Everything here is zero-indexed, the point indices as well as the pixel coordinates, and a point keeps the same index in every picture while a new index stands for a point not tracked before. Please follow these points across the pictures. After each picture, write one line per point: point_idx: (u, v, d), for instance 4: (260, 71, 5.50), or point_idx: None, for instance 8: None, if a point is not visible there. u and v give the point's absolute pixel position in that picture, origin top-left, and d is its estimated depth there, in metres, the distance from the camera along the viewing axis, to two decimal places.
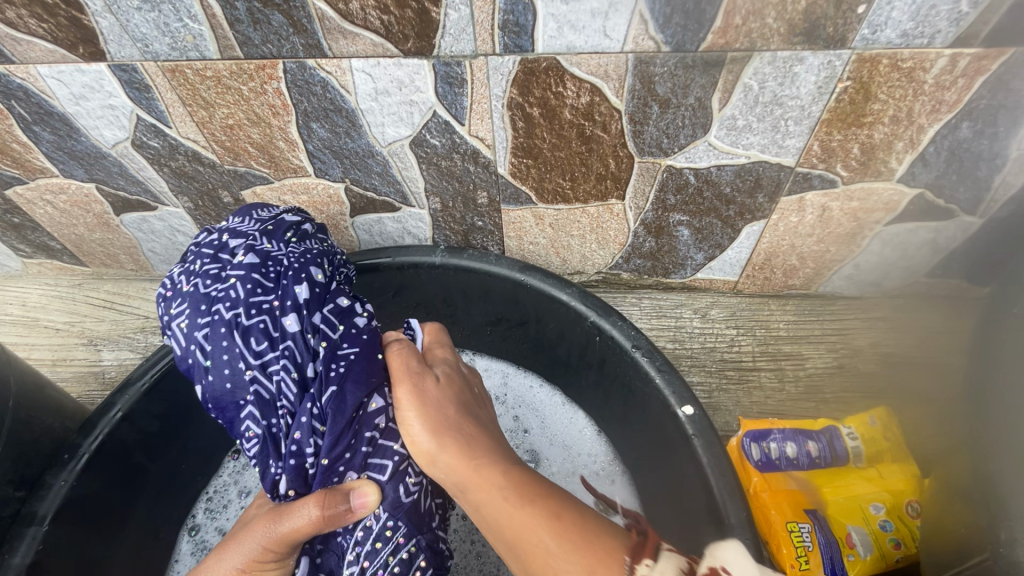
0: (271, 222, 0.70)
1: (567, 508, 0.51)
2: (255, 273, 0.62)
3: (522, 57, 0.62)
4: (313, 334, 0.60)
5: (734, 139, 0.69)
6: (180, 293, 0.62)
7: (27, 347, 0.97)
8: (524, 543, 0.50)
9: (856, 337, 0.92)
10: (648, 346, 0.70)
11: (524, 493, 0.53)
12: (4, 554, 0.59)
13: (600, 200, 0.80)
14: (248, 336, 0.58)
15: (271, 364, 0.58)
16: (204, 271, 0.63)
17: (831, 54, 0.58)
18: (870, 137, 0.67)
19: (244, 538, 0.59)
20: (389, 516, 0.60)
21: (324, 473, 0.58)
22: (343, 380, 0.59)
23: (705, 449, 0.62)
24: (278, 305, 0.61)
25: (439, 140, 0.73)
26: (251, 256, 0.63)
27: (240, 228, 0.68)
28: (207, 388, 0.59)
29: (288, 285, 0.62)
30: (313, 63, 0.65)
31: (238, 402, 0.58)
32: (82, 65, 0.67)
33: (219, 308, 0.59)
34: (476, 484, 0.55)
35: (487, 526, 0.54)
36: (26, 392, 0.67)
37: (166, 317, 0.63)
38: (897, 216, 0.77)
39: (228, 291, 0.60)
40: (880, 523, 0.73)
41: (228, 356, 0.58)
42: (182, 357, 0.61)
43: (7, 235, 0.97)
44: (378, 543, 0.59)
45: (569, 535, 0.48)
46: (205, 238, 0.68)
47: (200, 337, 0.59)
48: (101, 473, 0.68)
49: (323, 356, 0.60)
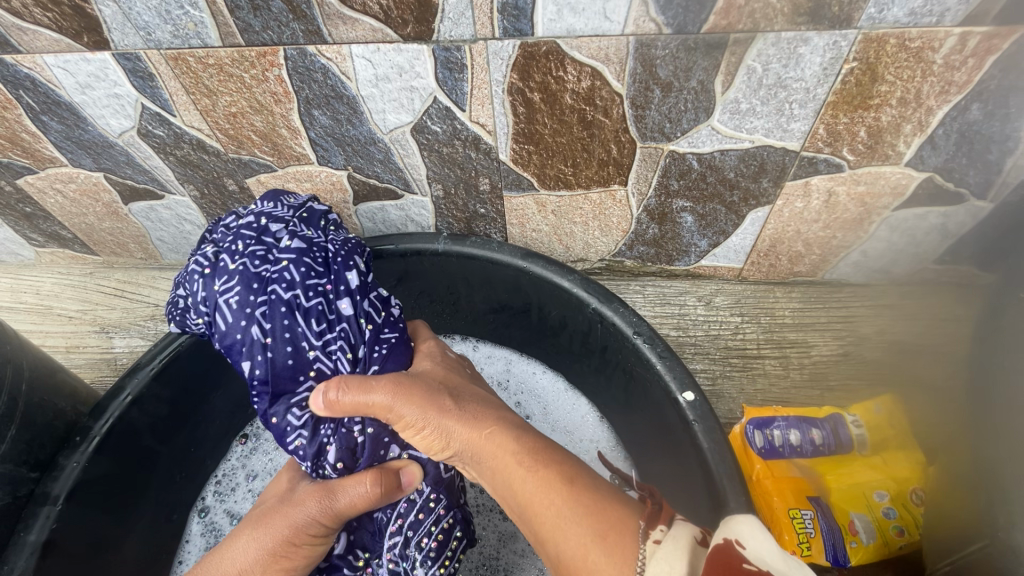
0: (304, 210, 0.72)
1: (580, 474, 0.53)
2: (307, 258, 0.65)
3: (522, 41, 0.61)
4: (363, 317, 0.67)
5: (738, 123, 0.68)
6: (226, 271, 0.63)
7: (41, 334, 0.99)
8: (534, 503, 0.52)
9: (863, 324, 0.91)
10: (649, 333, 0.70)
11: (537, 457, 0.55)
12: (21, 531, 0.62)
13: (603, 186, 0.79)
14: (310, 317, 0.63)
15: (330, 343, 0.63)
16: (252, 252, 0.64)
17: (836, 35, 0.57)
18: (877, 120, 0.66)
19: (288, 513, 0.62)
20: (432, 489, 0.67)
21: (372, 445, 0.66)
22: (385, 360, 0.67)
23: (706, 435, 0.62)
24: (332, 289, 0.65)
25: (440, 126, 0.73)
26: (298, 241, 0.66)
27: (274, 213, 0.69)
28: (263, 364, 0.61)
29: (339, 271, 0.66)
30: (314, 49, 0.65)
31: (295, 378, 0.62)
32: (87, 55, 0.68)
33: (275, 289, 0.62)
34: (490, 453, 0.57)
35: (501, 492, 0.57)
36: (39, 376, 0.69)
37: (206, 291, 0.63)
38: (906, 201, 0.76)
39: (283, 273, 0.63)
40: (883, 510, 0.73)
41: (291, 335, 0.61)
42: (228, 332, 0.61)
43: (20, 224, 0.99)
44: (422, 514, 0.65)
45: (579, 498, 0.50)
46: (235, 222, 0.68)
47: (257, 315, 0.61)
48: (114, 455, 0.70)
49: (372, 339, 0.66)
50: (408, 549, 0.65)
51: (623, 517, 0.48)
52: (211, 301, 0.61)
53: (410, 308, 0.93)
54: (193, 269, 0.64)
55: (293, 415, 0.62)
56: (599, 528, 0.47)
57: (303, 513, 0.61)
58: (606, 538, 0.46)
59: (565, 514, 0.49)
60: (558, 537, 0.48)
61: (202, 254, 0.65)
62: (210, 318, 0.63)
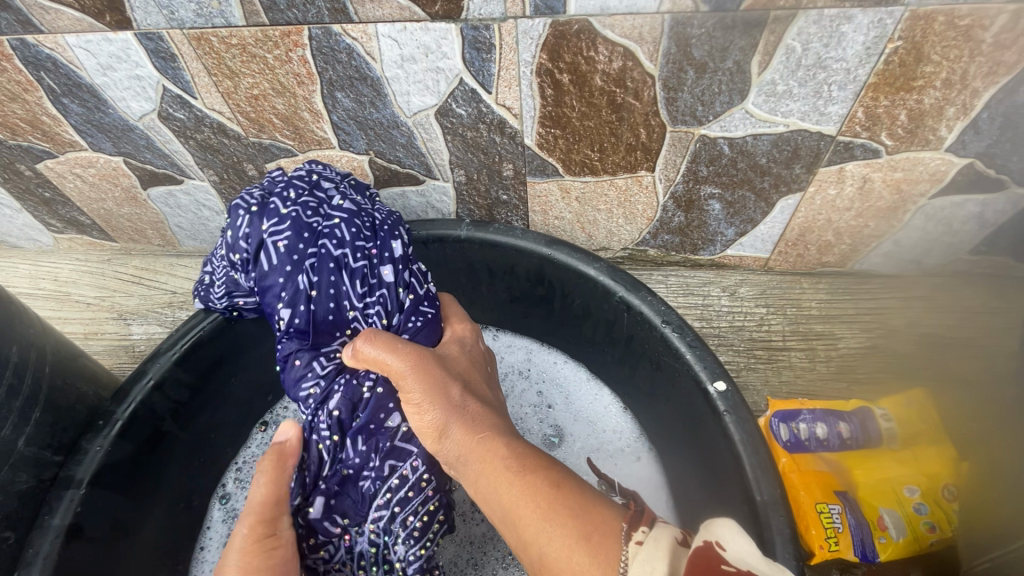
0: (352, 179, 0.75)
1: (566, 478, 0.52)
2: (357, 220, 0.68)
3: (553, 20, 0.60)
4: (403, 287, 0.69)
5: (773, 106, 0.66)
6: (277, 214, 0.65)
7: (60, 320, 0.99)
8: (518, 507, 0.51)
9: (892, 317, 0.89)
10: (679, 322, 0.69)
11: (525, 464, 0.54)
12: (45, 514, 0.61)
13: (629, 172, 0.78)
14: (355, 278, 0.65)
15: (369, 307, 0.67)
16: (305, 203, 0.66)
17: (881, 12, 0.55)
18: (920, 103, 0.63)
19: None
20: (426, 468, 0.66)
21: (374, 406, 0.66)
22: (417, 332, 0.69)
23: (737, 426, 0.61)
24: (377, 255, 0.67)
25: (465, 109, 0.71)
26: (349, 203, 0.69)
27: (325, 173, 0.73)
28: (304, 315, 0.64)
29: (385, 239, 0.69)
30: (339, 28, 0.63)
31: (332, 332, 0.66)
32: (109, 34, 0.67)
33: (325, 244, 0.65)
34: (479, 456, 0.56)
35: (482, 497, 0.55)
36: (62, 359, 0.69)
37: (252, 228, 0.64)
38: (943, 188, 0.74)
39: (334, 230, 0.66)
40: (914, 505, 0.70)
41: (335, 292, 0.64)
42: (270, 273, 0.64)
43: (39, 210, 0.98)
44: (412, 491, 0.65)
45: (563, 501, 0.49)
46: (286, 175, 0.71)
47: (303, 265, 0.63)
48: (136, 440, 0.69)
49: (408, 308, 0.69)
50: (393, 524, 0.64)
51: (607, 520, 0.47)
52: (258, 239, 0.63)
53: None
54: (239, 205, 0.66)
55: (320, 361, 0.65)
56: (583, 530, 0.47)
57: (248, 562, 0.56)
58: (590, 539, 0.46)
59: (550, 516, 0.48)
60: (542, 538, 0.48)
61: (248, 195, 0.67)
62: (251, 255, 0.64)
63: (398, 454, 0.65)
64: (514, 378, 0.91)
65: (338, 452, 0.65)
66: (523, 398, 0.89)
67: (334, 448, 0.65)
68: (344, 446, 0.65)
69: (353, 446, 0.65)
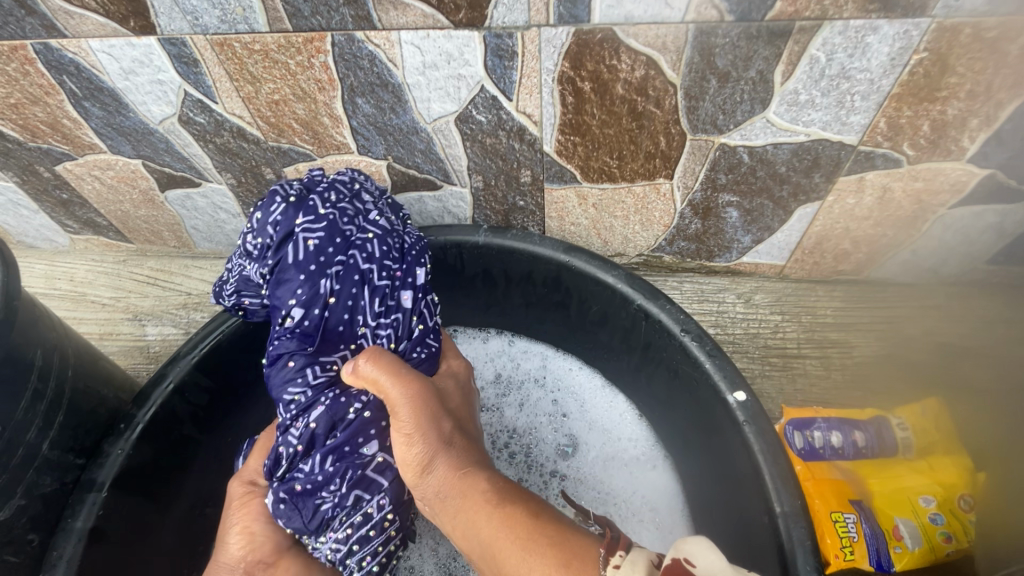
0: (391, 200, 0.77)
1: (544, 509, 0.54)
2: (389, 238, 0.69)
3: (577, 28, 0.60)
4: (417, 316, 0.70)
5: (795, 116, 0.66)
6: (314, 213, 0.66)
7: (76, 320, 1.00)
8: (498, 541, 0.52)
9: (908, 325, 0.89)
10: (697, 331, 0.69)
11: (504, 497, 0.56)
12: (68, 517, 0.62)
13: (647, 179, 0.78)
14: (375, 295, 0.66)
15: (380, 327, 0.67)
16: (344, 209, 0.68)
17: (908, 23, 0.55)
18: (943, 113, 0.63)
19: (229, 542, 0.67)
20: (391, 508, 0.66)
21: (355, 428, 0.65)
22: (418, 364, 0.70)
23: (757, 436, 0.61)
24: (401, 279, 0.69)
25: (485, 116, 0.71)
26: (384, 221, 0.71)
27: (367, 185, 0.75)
28: (315, 318, 0.64)
29: (412, 264, 0.70)
30: (362, 35, 0.63)
31: (337, 344, 0.66)
32: (132, 40, 0.67)
33: (354, 254, 0.66)
34: (460, 493, 0.58)
35: (462, 534, 0.57)
36: (82, 363, 0.70)
37: (285, 218, 0.65)
38: (964, 198, 0.73)
39: (365, 243, 0.67)
40: (930, 516, 0.70)
41: (352, 305, 0.65)
42: (290, 267, 0.64)
43: (56, 211, 0.99)
44: (373, 531, 0.65)
45: (542, 533, 0.51)
46: (326, 176, 0.73)
47: (327, 270, 0.64)
48: (157, 443, 0.70)
49: (416, 337, 0.70)
50: (349, 558, 0.65)
51: (584, 546, 0.49)
52: (289, 230, 0.64)
53: (447, 303, 0.92)
54: (277, 193, 0.67)
55: (319, 369, 0.65)
56: (564, 558, 0.48)
57: (241, 516, 0.68)
58: (570, 565, 0.47)
59: (531, 547, 0.50)
60: (522, 571, 0.49)
61: (287, 186, 0.68)
62: (276, 244, 0.65)
63: (365, 484, 0.65)
64: (529, 385, 0.91)
65: (301, 461, 0.65)
66: (539, 406, 0.89)
67: (296, 456, 0.65)
68: (309, 458, 0.65)
69: (320, 463, 0.64)
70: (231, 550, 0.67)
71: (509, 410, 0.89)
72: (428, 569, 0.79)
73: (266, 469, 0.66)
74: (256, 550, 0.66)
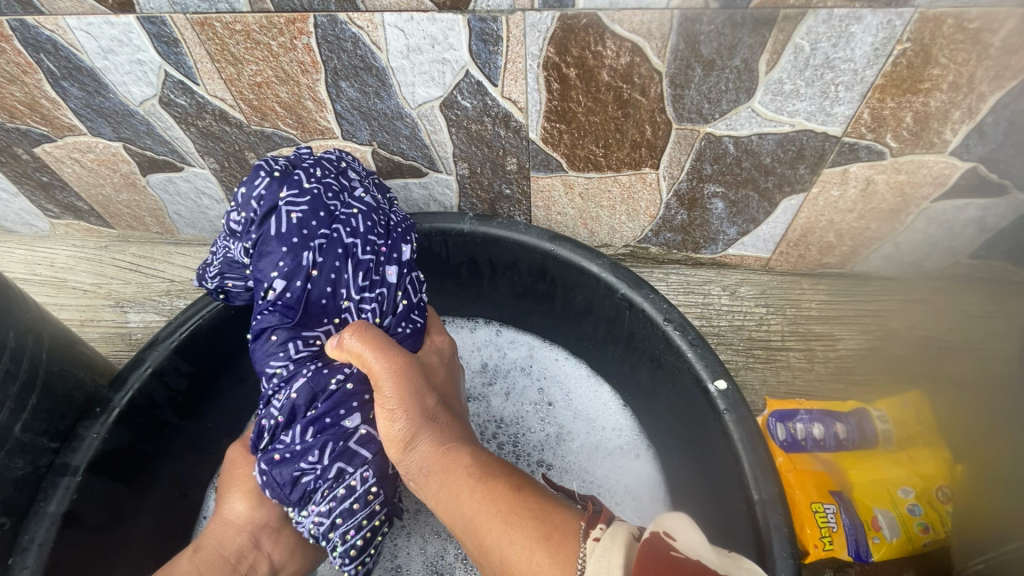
0: (376, 179, 0.77)
1: (526, 482, 0.54)
2: (374, 215, 0.70)
3: (561, 13, 0.59)
4: (402, 291, 0.70)
5: (780, 106, 0.66)
6: (299, 186, 0.65)
7: (55, 306, 0.98)
8: (478, 515, 0.52)
9: (891, 319, 0.89)
10: (680, 320, 0.69)
11: (487, 471, 0.56)
12: (41, 501, 0.62)
13: (633, 169, 0.77)
14: (358, 269, 0.66)
15: (364, 302, 0.67)
16: (329, 185, 0.68)
17: (891, 13, 0.55)
18: (926, 105, 0.63)
19: (234, 502, 0.69)
20: (375, 481, 0.66)
21: (338, 400, 0.64)
22: (404, 339, 0.70)
23: (738, 424, 0.61)
24: (385, 254, 0.69)
25: (470, 101, 0.71)
26: (369, 198, 0.71)
27: (353, 165, 0.75)
28: (297, 290, 0.63)
29: (397, 241, 0.70)
30: (344, 16, 0.63)
31: (321, 318, 0.65)
32: (111, 17, 0.66)
33: (338, 229, 0.65)
34: (442, 468, 0.58)
35: (445, 510, 0.57)
36: (58, 346, 0.69)
37: (268, 191, 0.64)
38: (947, 192, 0.74)
39: (349, 219, 0.67)
40: (908, 507, 0.71)
41: (336, 279, 0.65)
42: (272, 240, 0.63)
43: (36, 195, 0.97)
44: (356, 505, 0.65)
45: (524, 504, 0.51)
46: (312, 153, 0.73)
47: (310, 242, 0.64)
48: (134, 427, 0.69)
49: (401, 313, 0.70)
50: (332, 532, 0.65)
51: (563, 519, 0.49)
52: (272, 203, 0.63)
53: (433, 292, 0.91)
54: (261, 167, 0.66)
55: (302, 343, 0.65)
56: (544, 530, 0.48)
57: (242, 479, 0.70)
58: (550, 538, 0.47)
59: (511, 519, 0.50)
60: (503, 543, 0.49)
61: (270, 161, 0.67)
62: (259, 217, 0.64)
63: (349, 457, 0.65)
64: (515, 374, 0.91)
65: (282, 433, 0.65)
66: (524, 395, 0.89)
67: (277, 427, 0.64)
68: (290, 430, 0.64)
69: (301, 433, 0.63)
70: (236, 509, 0.69)
71: (496, 399, 0.89)
72: (415, 567, 0.78)
73: (250, 442, 0.66)
74: (237, 510, 0.69)
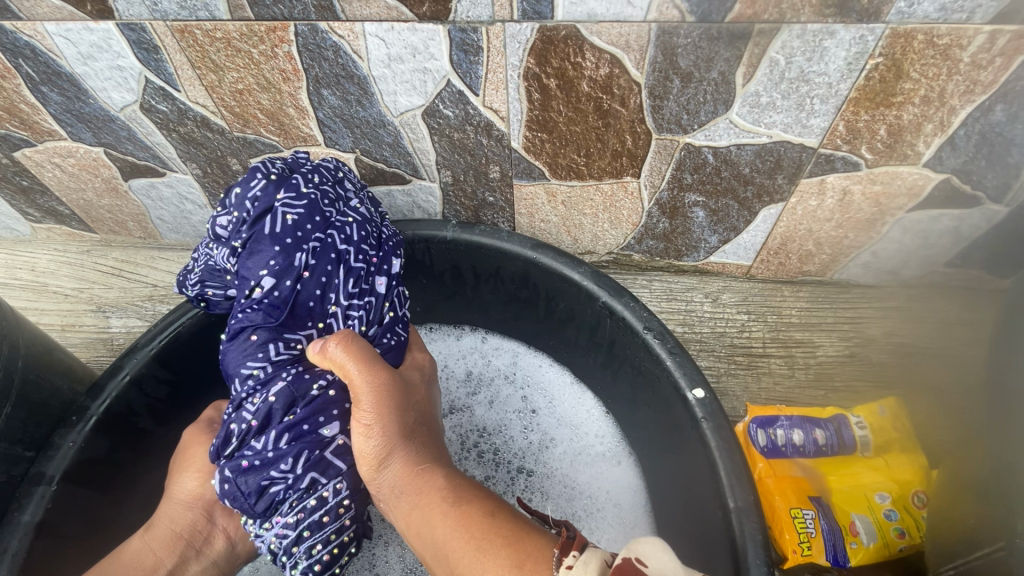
0: (370, 190, 0.78)
1: (500, 507, 0.55)
2: (368, 226, 0.70)
3: (540, 25, 0.60)
4: (389, 303, 0.71)
5: (757, 117, 0.66)
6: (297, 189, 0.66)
7: (36, 312, 0.97)
8: (451, 541, 0.52)
9: (870, 326, 0.90)
10: (660, 329, 0.69)
11: (461, 496, 0.56)
12: (14, 510, 0.61)
13: (615, 178, 0.78)
14: (350, 276, 0.67)
15: (352, 309, 0.67)
16: (326, 191, 0.68)
17: (863, 29, 0.56)
18: (898, 119, 0.64)
19: (185, 479, 0.69)
20: (348, 494, 0.66)
21: (318, 407, 0.64)
22: (387, 350, 0.70)
23: (715, 432, 0.62)
24: (376, 265, 0.70)
25: (452, 110, 0.71)
26: (364, 209, 0.72)
27: (351, 175, 0.75)
28: (287, 290, 0.63)
29: (388, 254, 0.71)
30: (325, 26, 0.63)
31: (304, 322, 0.65)
32: (90, 24, 0.65)
33: (332, 235, 0.66)
34: (417, 490, 0.58)
35: (416, 533, 0.57)
36: (36, 354, 0.68)
37: (265, 194, 0.65)
38: (921, 202, 0.75)
39: (345, 226, 0.68)
40: (885, 512, 0.72)
41: (326, 284, 0.65)
42: (266, 239, 0.63)
43: (17, 199, 0.96)
44: (326, 517, 0.64)
45: (498, 532, 0.51)
46: (309, 159, 0.73)
47: (304, 245, 0.64)
48: (112, 436, 0.69)
49: (386, 324, 0.70)
50: (297, 546, 0.64)
51: (538, 545, 0.49)
52: (268, 204, 0.64)
53: (416, 298, 0.91)
54: (258, 169, 0.66)
55: (283, 346, 0.64)
56: (518, 558, 0.48)
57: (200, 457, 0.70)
58: (523, 566, 0.47)
59: (485, 547, 0.50)
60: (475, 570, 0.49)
61: (268, 165, 0.68)
62: (254, 217, 0.64)
63: (322, 467, 0.64)
64: (499, 381, 0.92)
65: (253, 438, 0.63)
66: (508, 403, 0.90)
67: (248, 433, 0.63)
68: (263, 435, 0.63)
69: (275, 440, 0.62)
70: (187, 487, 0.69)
71: (479, 408, 0.89)
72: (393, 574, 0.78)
73: (214, 448, 0.64)
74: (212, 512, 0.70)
